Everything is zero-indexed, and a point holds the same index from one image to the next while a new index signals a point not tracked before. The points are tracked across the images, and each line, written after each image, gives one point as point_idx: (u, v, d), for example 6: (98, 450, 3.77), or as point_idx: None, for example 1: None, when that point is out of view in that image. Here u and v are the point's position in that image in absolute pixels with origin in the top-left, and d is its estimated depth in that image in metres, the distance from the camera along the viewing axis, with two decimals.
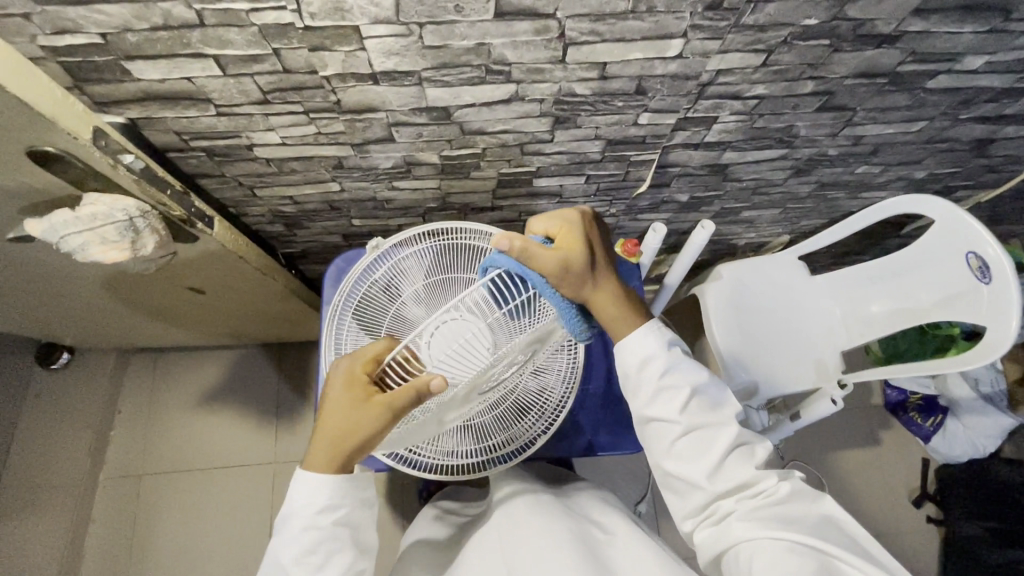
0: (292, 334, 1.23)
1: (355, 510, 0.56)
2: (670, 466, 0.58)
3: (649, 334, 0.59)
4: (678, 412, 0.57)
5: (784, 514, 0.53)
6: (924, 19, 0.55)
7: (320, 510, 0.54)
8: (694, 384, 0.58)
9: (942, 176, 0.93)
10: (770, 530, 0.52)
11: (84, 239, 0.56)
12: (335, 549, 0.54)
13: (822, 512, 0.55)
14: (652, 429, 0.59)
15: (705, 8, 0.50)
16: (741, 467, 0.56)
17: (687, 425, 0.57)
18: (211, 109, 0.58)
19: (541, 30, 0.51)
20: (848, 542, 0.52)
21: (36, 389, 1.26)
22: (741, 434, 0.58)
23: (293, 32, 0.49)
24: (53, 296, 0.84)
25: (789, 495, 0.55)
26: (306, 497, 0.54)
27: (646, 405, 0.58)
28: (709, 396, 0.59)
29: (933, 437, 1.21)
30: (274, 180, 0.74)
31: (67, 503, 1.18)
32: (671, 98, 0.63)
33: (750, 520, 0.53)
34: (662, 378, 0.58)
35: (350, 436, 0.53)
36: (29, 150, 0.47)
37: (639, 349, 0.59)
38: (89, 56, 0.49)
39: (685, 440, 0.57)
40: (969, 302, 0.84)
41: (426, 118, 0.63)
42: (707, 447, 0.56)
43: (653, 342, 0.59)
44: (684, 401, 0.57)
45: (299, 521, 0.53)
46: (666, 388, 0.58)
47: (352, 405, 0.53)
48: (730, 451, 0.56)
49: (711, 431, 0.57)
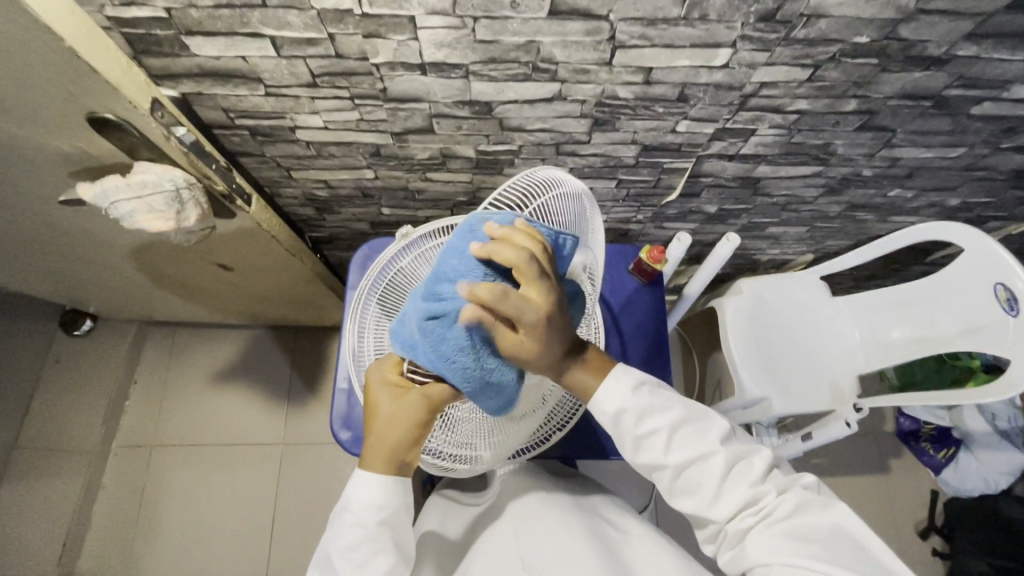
0: (310, 318, 1.24)
1: (399, 512, 0.55)
2: (679, 502, 0.55)
3: (614, 382, 0.54)
4: (662, 455, 0.53)
5: (795, 532, 0.49)
6: (976, 44, 0.54)
7: (369, 507, 0.53)
8: (673, 420, 0.53)
9: (975, 205, 0.92)
10: (782, 555, 0.48)
11: (132, 206, 0.58)
12: (378, 548, 0.53)
13: (832, 522, 0.50)
14: (651, 473, 0.55)
15: (758, 20, 0.50)
16: (741, 486, 0.52)
17: (675, 466, 0.53)
18: (261, 89, 0.59)
19: (593, 31, 0.51)
20: (863, 558, 0.47)
21: (58, 353, 1.29)
22: (734, 453, 0.53)
23: (351, 18, 0.50)
24: (86, 263, 0.86)
25: (794, 509, 0.50)
26: (358, 493, 0.53)
27: (636, 451, 0.54)
28: (693, 423, 0.54)
29: (944, 469, 1.24)
30: (311, 163, 0.75)
31: (80, 468, 1.20)
32: (711, 108, 0.63)
33: (764, 543, 0.50)
34: (638, 427, 0.54)
35: (398, 434, 0.52)
36: (89, 115, 0.49)
37: (611, 401, 0.53)
38: (152, 29, 0.51)
39: (680, 479, 0.53)
40: (993, 334, 0.83)
41: (468, 111, 0.63)
42: (704, 479, 0.53)
43: (623, 389, 0.54)
44: (665, 444, 0.53)
45: (348, 515, 0.53)
46: (644, 436, 0.54)
47: (395, 403, 0.53)
48: (726, 476, 0.52)
49: (701, 465, 0.53)
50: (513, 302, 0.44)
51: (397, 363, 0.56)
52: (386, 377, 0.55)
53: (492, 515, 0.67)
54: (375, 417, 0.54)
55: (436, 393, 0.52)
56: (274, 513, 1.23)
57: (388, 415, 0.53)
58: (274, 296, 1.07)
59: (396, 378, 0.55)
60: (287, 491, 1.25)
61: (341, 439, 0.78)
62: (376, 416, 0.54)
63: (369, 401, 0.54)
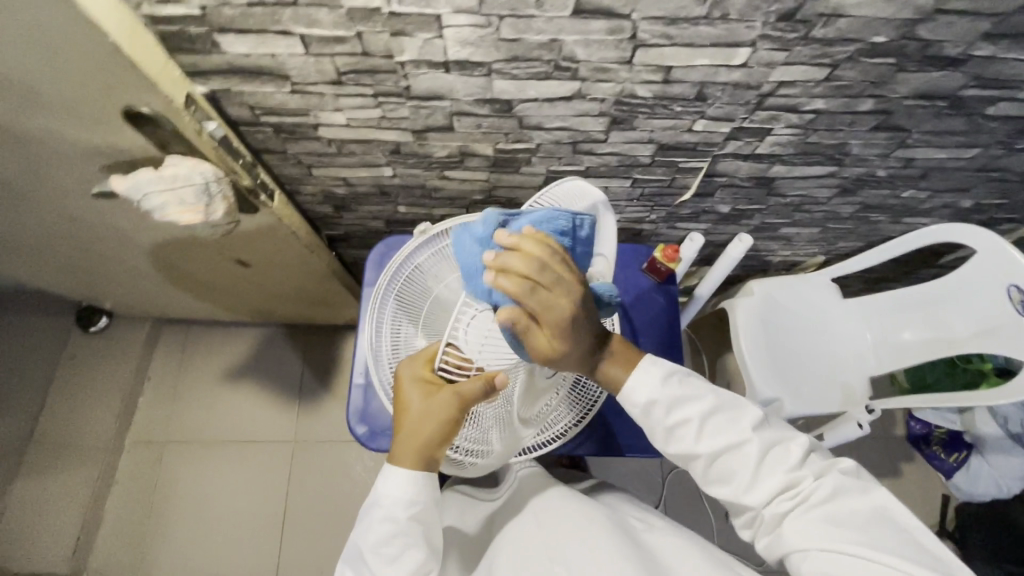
0: (324, 317, 1.26)
1: (429, 507, 0.55)
2: (714, 490, 0.56)
3: (643, 374, 0.56)
4: (694, 443, 0.54)
5: (833, 517, 0.50)
6: (992, 44, 0.55)
7: (399, 502, 0.54)
8: (704, 409, 0.55)
9: (988, 206, 0.92)
10: (822, 541, 0.49)
11: (163, 198, 0.59)
12: (409, 543, 0.53)
13: (873, 505, 0.50)
14: (687, 463, 0.56)
15: (777, 19, 0.51)
16: (776, 471, 0.52)
17: (708, 454, 0.54)
18: (287, 86, 0.61)
19: (615, 30, 0.52)
20: (904, 541, 0.47)
21: (73, 349, 1.31)
22: (767, 439, 0.54)
23: (379, 16, 0.51)
24: (108, 259, 0.88)
25: (831, 494, 0.51)
26: (388, 488, 0.54)
27: (669, 440, 0.56)
28: (724, 412, 0.55)
29: (956, 473, 1.20)
30: (332, 160, 0.76)
31: (94, 463, 1.22)
32: (728, 107, 0.64)
33: (799, 524, 0.50)
34: (669, 417, 0.55)
35: (427, 430, 0.53)
36: (125, 109, 0.50)
37: (641, 393, 0.55)
38: (185, 27, 0.52)
39: (714, 465, 0.54)
40: (1006, 337, 0.83)
41: (488, 109, 0.65)
42: (739, 465, 0.53)
43: (652, 379, 0.56)
44: (696, 432, 0.54)
45: (379, 511, 0.54)
46: (677, 424, 0.55)
47: (425, 399, 0.54)
48: (761, 461, 0.53)
49: (734, 453, 0.53)
50: (538, 302, 0.47)
51: (428, 361, 0.57)
52: (417, 373, 0.56)
53: (510, 509, 0.68)
54: (405, 412, 0.55)
55: (467, 392, 0.52)
56: (285, 511, 1.24)
57: (418, 411, 0.53)
58: (289, 294, 1.08)
59: (426, 375, 0.55)
60: (298, 489, 1.25)
61: (358, 433, 0.78)
62: (406, 411, 0.54)
63: (400, 397, 0.55)
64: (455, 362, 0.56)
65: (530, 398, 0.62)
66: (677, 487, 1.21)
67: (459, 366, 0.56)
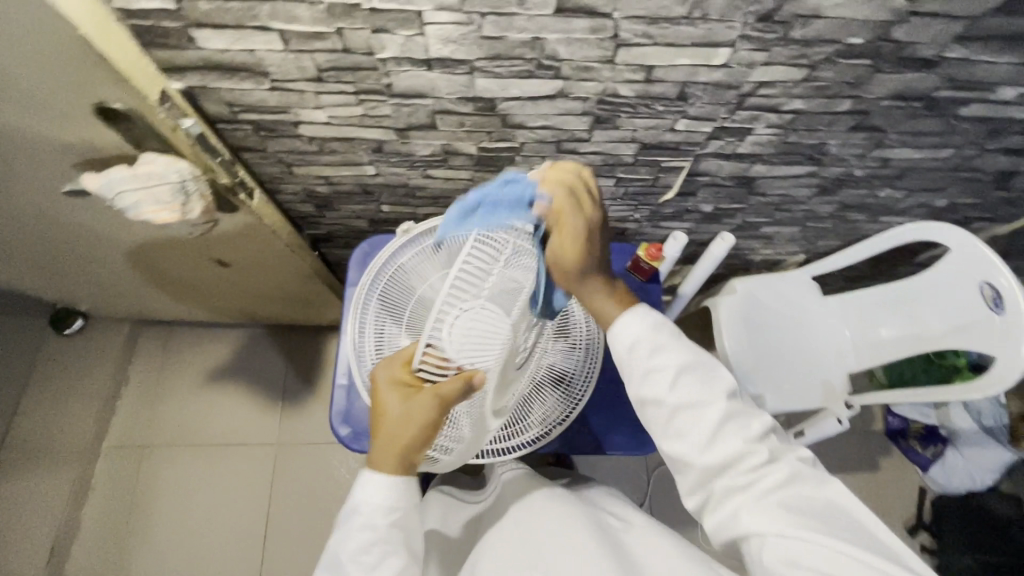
0: (307, 317, 1.24)
1: (410, 513, 0.55)
2: (667, 447, 0.55)
3: (634, 316, 0.58)
4: (667, 390, 0.54)
5: (787, 502, 0.50)
6: (964, 46, 0.56)
7: (378, 509, 0.54)
8: (682, 362, 0.55)
9: (961, 206, 0.94)
10: (775, 524, 0.49)
11: (138, 196, 0.58)
12: (389, 550, 0.53)
13: (827, 496, 0.51)
14: (647, 412, 0.57)
15: (757, 20, 0.52)
16: (736, 442, 0.53)
17: (675, 405, 0.54)
18: (266, 82, 0.60)
19: (597, 28, 0.52)
20: (854, 534, 0.48)
21: (48, 352, 1.27)
22: (734, 408, 0.54)
23: (359, 13, 0.50)
24: (82, 259, 0.85)
25: (787, 479, 0.51)
26: (366, 495, 0.54)
27: (637, 386, 0.56)
28: (698, 371, 0.55)
29: (932, 467, 1.25)
30: (314, 159, 0.75)
31: (70, 468, 1.19)
32: (709, 106, 0.65)
33: (756, 506, 0.50)
34: (650, 359, 0.56)
35: (406, 436, 0.53)
36: (97, 106, 0.49)
37: (626, 333, 0.58)
38: (159, 21, 0.51)
39: (676, 420, 0.54)
40: (979, 333, 0.86)
41: (471, 108, 0.64)
42: (701, 425, 0.53)
43: (644, 322, 0.58)
44: (671, 380, 0.55)
45: (359, 518, 0.53)
46: (654, 370, 0.56)
47: (404, 403, 0.54)
48: (723, 427, 0.53)
49: (700, 410, 0.54)
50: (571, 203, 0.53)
51: (406, 364, 0.56)
52: (395, 377, 0.56)
53: (493, 515, 0.68)
54: (384, 416, 0.55)
55: (447, 391, 0.51)
56: (268, 514, 1.22)
57: (397, 416, 0.53)
58: (271, 294, 1.06)
59: (405, 378, 0.55)
60: (281, 491, 1.24)
61: (341, 434, 0.77)
62: (386, 415, 0.54)
63: (379, 400, 0.55)
64: (435, 362, 0.52)
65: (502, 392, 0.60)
66: (662, 484, 1.22)
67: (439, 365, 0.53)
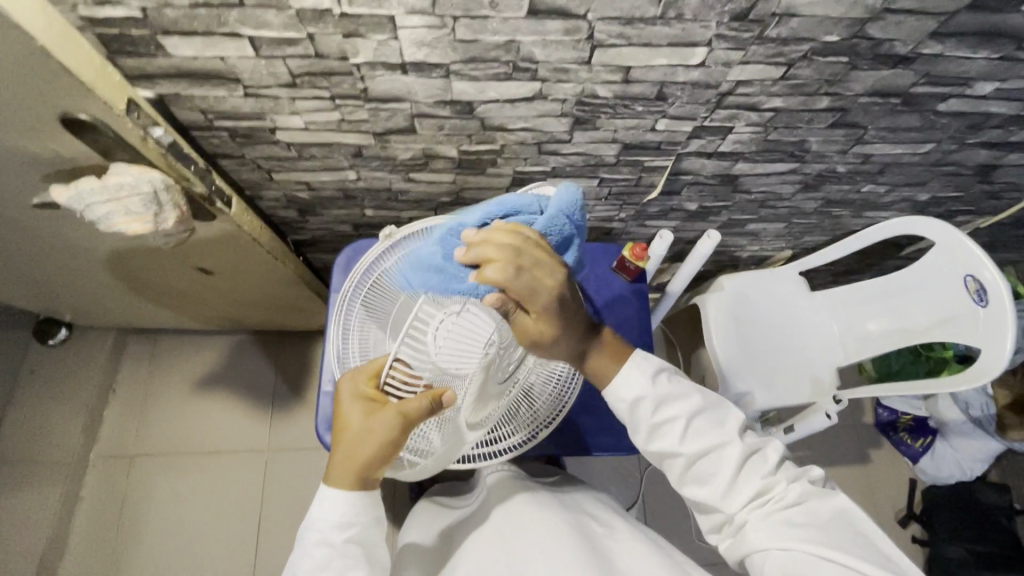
0: (294, 323, 1.23)
1: (368, 529, 0.55)
2: (688, 491, 0.56)
3: (633, 370, 0.58)
4: (678, 443, 0.55)
5: (795, 520, 0.50)
6: (939, 42, 0.56)
7: (334, 525, 0.53)
8: (691, 410, 0.56)
9: (944, 199, 0.95)
10: (783, 539, 0.49)
11: (108, 207, 0.58)
12: (350, 565, 0.52)
13: (836, 514, 0.51)
14: (666, 463, 0.57)
15: (732, 19, 0.52)
16: (751, 479, 0.53)
17: (689, 455, 0.55)
18: (240, 89, 0.59)
19: (571, 30, 0.52)
20: (863, 546, 0.48)
21: (32, 363, 1.26)
22: (747, 446, 0.55)
23: (330, 17, 0.50)
24: (60, 269, 0.84)
25: (798, 499, 0.52)
26: (323, 510, 0.53)
27: (650, 441, 0.57)
28: (708, 414, 0.56)
29: (922, 458, 1.24)
30: (293, 165, 0.75)
31: (56, 480, 1.17)
32: (689, 106, 0.64)
33: (763, 529, 0.51)
34: (656, 413, 0.56)
35: (365, 452, 0.52)
36: (62, 116, 0.49)
37: (628, 390, 0.57)
38: (126, 29, 0.50)
39: (692, 467, 0.55)
40: (964, 325, 0.86)
41: (450, 111, 0.64)
42: (715, 469, 0.54)
43: (644, 376, 0.58)
44: (681, 430, 0.55)
45: (314, 534, 0.53)
46: (663, 423, 0.56)
47: (366, 419, 0.52)
48: (740, 468, 0.54)
49: (715, 454, 0.54)
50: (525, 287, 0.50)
51: (372, 376, 0.55)
52: (360, 390, 0.54)
53: (474, 521, 0.68)
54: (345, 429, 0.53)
55: (412, 410, 0.51)
56: (259, 522, 1.21)
57: (359, 431, 0.52)
58: (257, 300, 1.05)
59: (369, 392, 0.54)
60: (272, 499, 1.23)
61: (325, 442, 0.77)
62: (346, 428, 0.53)
63: (341, 414, 0.54)
64: (403, 377, 0.53)
65: (480, 406, 0.59)
66: (654, 483, 1.23)
67: (406, 382, 0.53)
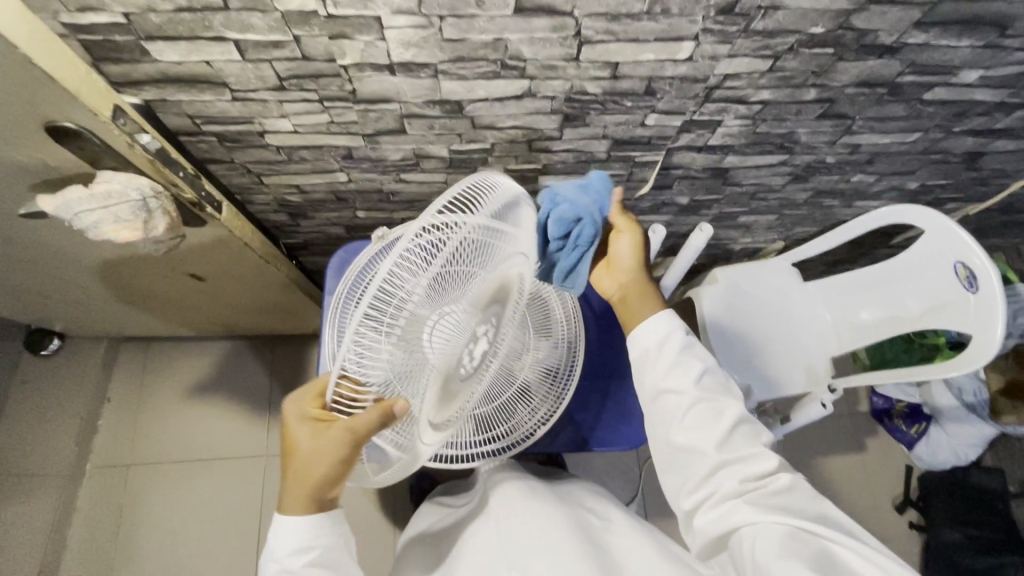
0: (289, 327, 1.23)
1: (329, 551, 0.54)
2: (679, 437, 0.56)
3: (662, 319, 0.61)
4: (691, 383, 0.57)
5: (784, 506, 0.52)
6: (924, 31, 0.57)
7: (291, 552, 0.53)
8: (706, 364, 0.59)
9: (933, 187, 0.95)
10: (772, 518, 0.50)
11: (97, 215, 0.58)
12: None
13: (822, 510, 0.53)
14: (665, 401, 0.58)
15: (718, 13, 0.52)
16: (745, 444, 0.55)
17: (697, 395, 0.57)
18: (227, 93, 0.59)
19: (559, 27, 0.52)
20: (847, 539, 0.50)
21: (23, 375, 1.24)
22: (747, 414, 0.57)
23: (315, 19, 0.50)
24: (51, 279, 0.83)
25: (788, 487, 0.53)
26: (280, 539, 0.53)
27: (661, 376, 0.59)
28: (719, 375, 0.59)
29: (918, 445, 1.24)
30: (283, 168, 0.74)
31: (53, 493, 1.16)
32: (678, 100, 0.65)
33: (754, 506, 0.52)
34: (680, 353, 0.59)
35: (316, 477, 0.51)
36: (47, 125, 0.49)
37: (654, 333, 0.60)
38: (110, 35, 0.50)
39: (695, 409, 0.57)
40: (956, 311, 0.86)
41: (439, 110, 0.64)
42: (716, 419, 0.56)
43: (676, 326, 0.60)
44: (696, 374, 0.58)
45: (275, 565, 0.54)
46: (681, 363, 0.59)
47: (312, 444, 0.51)
48: (739, 425, 0.56)
49: (719, 407, 0.57)
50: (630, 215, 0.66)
51: (318, 397, 0.53)
52: (305, 412, 0.52)
53: (471, 516, 0.68)
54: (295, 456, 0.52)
55: (362, 424, 0.47)
56: (258, 528, 1.21)
57: (307, 459, 0.51)
58: (251, 306, 1.05)
59: (316, 415, 0.52)
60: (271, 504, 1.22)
61: None
62: (297, 454, 0.52)
63: (289, 439, 0.52)
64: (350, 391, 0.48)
65: (445, 401, 0.54)
66: (652, 477, 1.23)
67: (354, 397, 0.49)
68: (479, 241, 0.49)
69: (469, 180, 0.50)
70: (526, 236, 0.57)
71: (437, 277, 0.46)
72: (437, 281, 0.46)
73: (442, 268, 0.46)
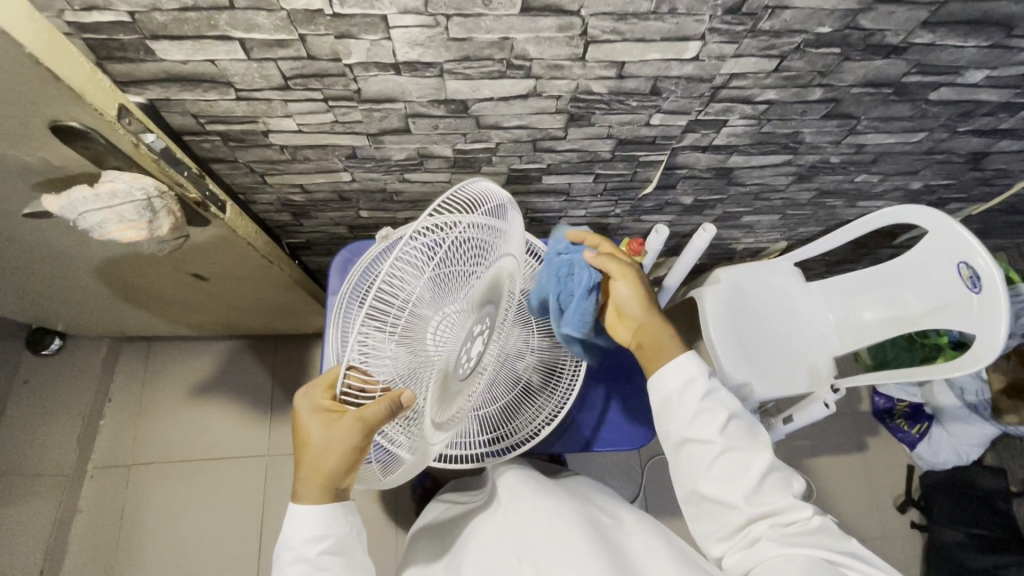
0: (291, 327, 1.22)
1: (343, 538, 0.54)
2: (705, 488, 0.57)
3: (680, 361, 0.60)
4: (716, 432, 0.57)
5: (811, 542, 0.53)
6: (931, 31, 0.57)
7: (307, 541, 0.53)
8: (733, 409, 0.59)
9: (937, 187, 0.95)
10: (797, 552, 0.52)
11: (102, 215, 0.57)
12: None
13: (851, 548, 0.54)
14: (690, 449, 0.58)
15: (725, 12, 0.52)
16: (776, 494, 0.56)
17: (723, 444, 0.56)
18: (231, 92, 0.58)
19: (565, 26, 0.52)
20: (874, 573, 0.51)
21: (25, 374, 1.24)
22: (776, 462, 0.57)
23: (321, 18, 0.49)
24: (54, 279, 0.83)
25: (816, 528, 0.55)
26: (294, 528, 0.53)
27: (685, 425, 0.58)
28: (746, 422, 0.59)
29: (919, 445, 1.26)
30: (286, 167, 0.74)
31: (54, 493, 1.16)
32: (683, 100, 0.64)
33: (778, 541, 0.53)
34: (703, 399, 0.58)
35: (329, 465, 0.50)
36: (53, 125, 0.48)
37: (678, 373, 0.60)
38: (114, 34, 0.50)
39: (722, 459, 0.57)
40: (959, 310, 0.86)
41: (444, 110, 0.63)
42: (744, 468, 0.56)
43: (695, 367, 0.60)
44: (722, 423, 0.57)
45: (290, 553, 0.53)
46: (705, 410, 0.58)
47: (325, 431, 0.50)
48: (768, 475, 0.56)
49: (747, 457, 0.56)
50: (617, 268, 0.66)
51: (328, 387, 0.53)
52: (316, 403, 0.52)
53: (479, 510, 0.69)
54: (308, 446, 0.51)
55: (370, 415, 0.45)
56: (261, 527, 1.20)
57: (321, 447, 0.50)
58: (253, 305, 1.05)
59: (328, 404, 0.52)
60: (275, 504, 1.22)
61: None
62: (310, 444, 0.51)
63: (302, 429, 0.52)
64: (358, 382, 0.46)
65: (447, 401, 0.54)
66: (656, 476, 1.24)
67: (363, 386, 0.47)
68: (473, 238, 0.50)
69: (465, 184, 0.52)
70: (513, 232, 0.58)
71: (443, 272, 0.46)
72: (443, 274, 0.46)
73: (447, 261, 0.47)
